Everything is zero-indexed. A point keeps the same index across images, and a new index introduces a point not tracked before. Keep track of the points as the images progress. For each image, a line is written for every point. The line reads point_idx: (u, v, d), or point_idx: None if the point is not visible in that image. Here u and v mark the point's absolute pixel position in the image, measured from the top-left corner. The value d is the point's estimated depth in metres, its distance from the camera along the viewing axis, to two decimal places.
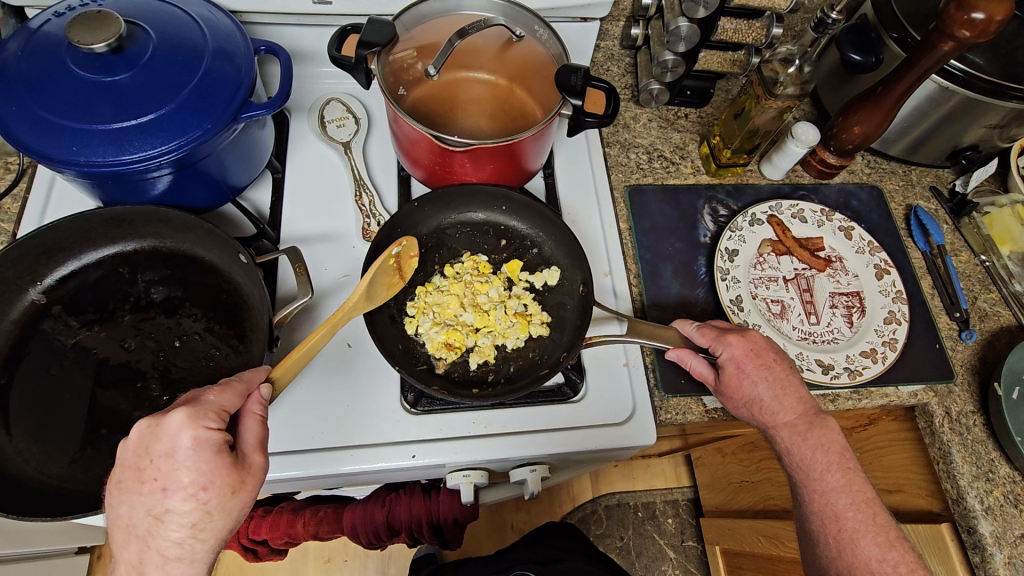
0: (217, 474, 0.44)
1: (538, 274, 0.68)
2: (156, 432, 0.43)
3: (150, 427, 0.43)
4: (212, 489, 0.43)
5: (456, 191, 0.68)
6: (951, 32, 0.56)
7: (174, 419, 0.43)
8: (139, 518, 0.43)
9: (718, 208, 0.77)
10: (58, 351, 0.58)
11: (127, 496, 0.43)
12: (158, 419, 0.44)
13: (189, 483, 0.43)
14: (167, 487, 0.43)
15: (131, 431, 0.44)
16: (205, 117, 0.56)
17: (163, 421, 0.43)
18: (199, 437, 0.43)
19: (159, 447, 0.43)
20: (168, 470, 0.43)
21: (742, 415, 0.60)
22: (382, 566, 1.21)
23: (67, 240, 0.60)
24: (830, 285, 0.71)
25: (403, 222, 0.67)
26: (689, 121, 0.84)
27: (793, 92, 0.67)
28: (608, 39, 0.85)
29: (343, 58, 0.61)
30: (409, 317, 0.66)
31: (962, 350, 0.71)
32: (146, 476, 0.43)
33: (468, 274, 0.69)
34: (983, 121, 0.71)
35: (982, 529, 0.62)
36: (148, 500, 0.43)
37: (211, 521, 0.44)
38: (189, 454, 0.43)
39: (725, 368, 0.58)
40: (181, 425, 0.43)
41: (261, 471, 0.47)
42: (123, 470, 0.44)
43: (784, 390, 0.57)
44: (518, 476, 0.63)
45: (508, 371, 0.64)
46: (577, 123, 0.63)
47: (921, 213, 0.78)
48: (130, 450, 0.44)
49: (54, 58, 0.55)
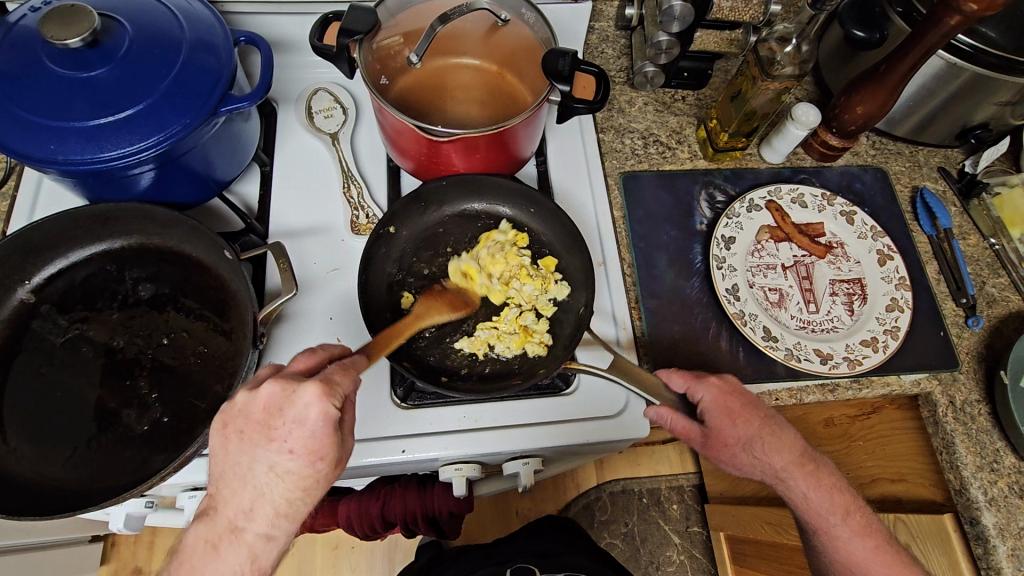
0: (333, 448, 0.43)
1: (554, 284, 0.67)
2: (290, 395, 0.42)
3: (283, 392, 0.42)
4: (325, 461, 0.43)
5: (485, 179, 0.68)
6: (957, 6, 0.54)
7: (309, 390, 0.42)
8: (259, 472, 0.43)
9: (715, 193, 0.75)
10: (48, 351, 0.58)
11: (249, 449, 0.43)
12: (293, 385, 0.43)
13: (310, 450, 0.43)
14: (291, 447, 0.42)
15: (262, 388, 0.43)
16: (184, 111, 0.55)
17: (298, 388, 0.42)
18: (328, 412, 0.42)
19: (291, 411, 0.42)
20: (297, 434, 0.42)
21: (737, 465, 0.56)
22: (387, 554, 1.22)
23: (53, 238, 0.60)
24: (830, 272, 0.69)
25: (426, 197, 0.68)
26: (686, 104, 0.81)
27: (790, 73, 0.65)
28: (602, 20, 0.83)
29: (324, 47, 0.60)
30: (406, 291, 0.66)
31: (969, 337, 0.69)
32: (273, 434, 0.42)
33: (525, 254, 0.68)
34: (994, 99, 0.67)
35: (986, 520, 0.60)
36: (270, 456, 0.42)
37: (317, 488, 0.44)
38: (317, 424, 0.42)
39: (694, 425, 0.56)
40: (314, 398, 0.42)
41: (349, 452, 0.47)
42: (247, 422, 0.43)
43: (778, 436, 0.54)
44: (510, 469, 0.62)
45: (484, 371, 0.63)
46: (566, 109, 0.61)
47: (927, 196, 0.75)
48: (259, 407, 0.43)
49: (30, 55, 0.54)
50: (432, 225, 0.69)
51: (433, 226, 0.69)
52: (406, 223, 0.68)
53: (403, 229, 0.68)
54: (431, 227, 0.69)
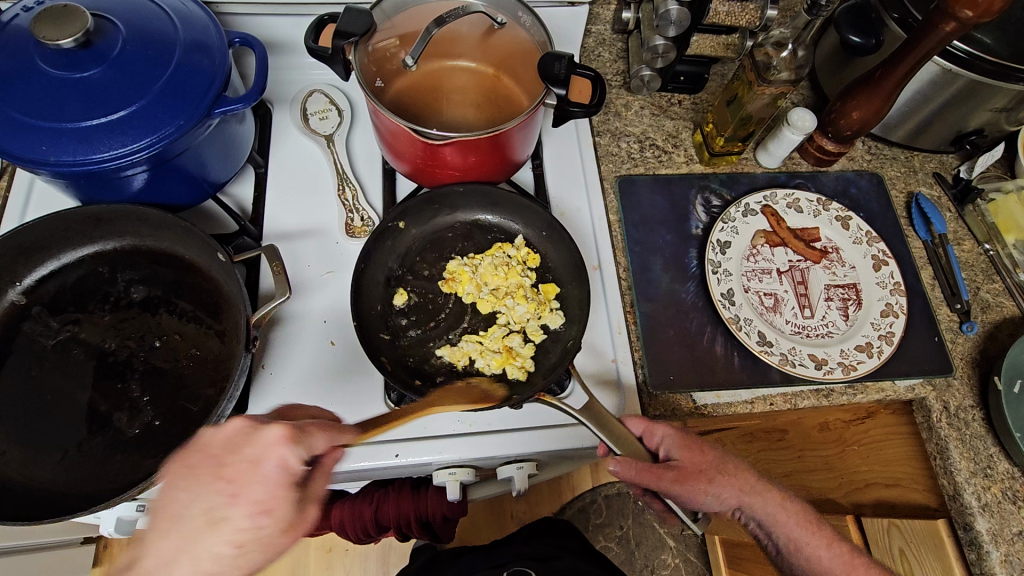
0: (286, 502, 0.38)
1: (551, 313, 0.66)
2: (252, 435, 0.39)
3: (247, 429, 0.39)
4: (273, 517, 0.38)
5: (505, 197, 0.68)
6: (952, 12, 0.54)
7: (275, 431, 0.40)
8: (188, 517, 0.36)
9: (711, 198, 0.75)
10: (38, 353, 0.58)
11: (190, 488, 0.37)
12: (261, 424, 0.40)
13: (259, 500, 0.37)
14: (239, 493, 0.37)
15: (228, 421, 0.40)
16: (178, 113, 0.55)
17: (264, 428, 0.40)
18: (288, 461, 0.39)
19: (249, 451, 0.38)
20: (249, 478, 0.38)
21: (708, 502, 0.55)
22: (382, 557, 1.22)
23: (44, 240, 0.59)
24: (825, 277, 0.69)
25: (441, 200, 0.69)
26: (682, 108, 0.81)
27: (786, 78, 0.65)
28: (600, 23, 0.83)
29: (320, 49, 0.60)
30: (400, 288, 0.66)
31: (963, 343, 0.69)
32: (223, 474, 0.38)
33: (530, 279, 0.67)
34: (988, 105, 0.68)
35: (979, 526, 0.60)
36: (212, 498, 0.37)
37: (255, 552, 0.37)
38: (275, 470, 0.38)
39: (669, 466, 0.54)
40: (279, 441, 0.39)
41: (305, 527, 0.41)
42: (198, 458, 0.38)
43: (731, 466, 0.57)
44: (504, 473, 0.62)
45: (460, 383, 0.62)
46: (562, 113, 0.61)
47: (922, 201, 0.76)
48: (217, 443, 0.39)
49: (22, 56, 0.54)
50: (440, 228, 0.70)
51: (443, 229, 0.70)
52: (417, 221, 0.69)
53: (412, 227, 0.69)
54: (440, 230, 0.70)
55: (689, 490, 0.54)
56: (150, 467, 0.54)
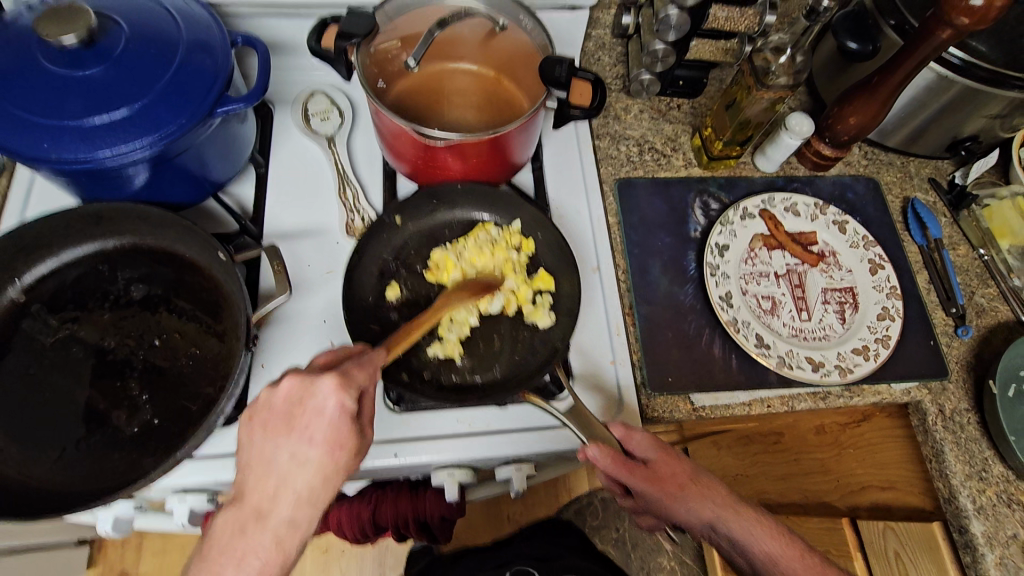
0: (352, 436, 0.46)
1: (538, 311, 0.64)
2: (309, 387, 0.45)
3: (302, 384, 0.45)
4: (345, 449, 0.45)
5: (505, 196, 0.68)
6: (948, 19, 0.55)
7: (326, 382, 0.45)
8: (280, 462, 0.44)
9: (710, 201, 0.75)
10: (37, 350, 0.58)
11: (272, 439, 0.45)
12: (312, 376, 0.45)
13: (329, 439, 0.45)
14: (312, 436, 0.44)
15: (281, 382, 0.45)
16: (180, 112, 0.55)
17: (317, 380, 0.45)
18: (345, 403, 0.45)
19: (310, 402, 0.44)
20: (316, 424, 0.44)
21: (683, 515, 0.55)
22: (378, 560, 1.22)
23: (45, 237, 0.59)
24: (822, 280, 0.70)
25: (440, 196, 0.69)
26: (681, 112, 0.82)
27: (785, 82, 0.65)
28: (600, 28, 0.82)
29: (324, 50, 0.61)
30: (393, 279, 0.66)
31: (958, 347, 0.70)
32: (294, 425, 0.44)
33: (518, 254, 0.67)
34: (983, 112, 0.69)
35: (974, 529, 0.61)
36: (291, 445, 0.44)
37: (337, 478, 0.46)
38: (335, 412, 0.44)
39: (642, 464, 0.55)
40: (332, 388, 0.44)
41: (369, 445, 0.48)
42: (269, 414, 0.45)
43: (707, 479, 0.57)
44: (503, 474, 0.62)
45: (445, 380, 0.62)
46: (563, 115, 0.64)
47: (918, 207, 0.76)
48: (280, 400, 0.45)
49: (25, 53, 0.54)
50: (439, 224, 0.69)
51: (440, 225, 0.69)
52: (413, 217, 0.68)
53: (410, 222, 0.68)
54: (438, 226, 0.69)
55: (658, 491, 0.54)
56: (148, 465, 0.54)
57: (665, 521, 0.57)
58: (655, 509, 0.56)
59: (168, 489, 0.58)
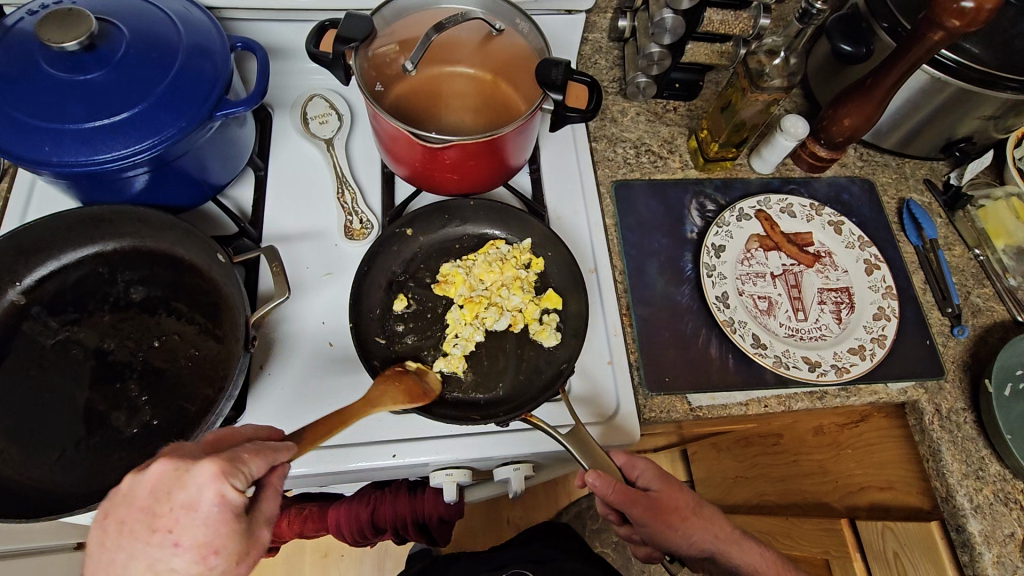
0: (232, 540, 0.36)
1: (543, 332, 0.65)
2: (182, 477, 0.36)
3: (175, 471, 0.36)
4: (221, 557, 0.36)
5: (513, 211, 0.70)
6: (939, 21, 0.56)
7: (205, 468, 0.36)
8: (132, 574, 0.35)
9: (706, 203, 0.76)
10: (37, 352, 0.58)
11: (128, 544, 0.36)
12: (188, 464, 0.37)
13: (201, 542, 0.35)
14: (178, 541, 0.35)
15: (151, 468, 0.37)
16: (179, 115, 0.56)
17: (193, 467, 0.36)
18: (224, 497, 0.36)
19: (181, 495, 0.36)
20: (185, 524, 0.35)
21: (681, 548, 0.56)
22: (378, 562, 1.22)
23: (45, 240, 0.60)
24: (818, 281, 0.70)
25: (452, 210, 0.71)
26: (677, 114, 0.82)
27: (779, 84, 0.66)
28: (596, 31, 0.83)
29: (321, 55, 0.61)
30: (401, 292, 0.67)
31: (954, 346, 0.70)
32: (159, 525, 0.36)
33: (526, 273, 0.69)
34: (976, 113, 0.69)
35: (971, 527, 0.60)
36: (149, 552, 0.35)
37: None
38: (212, 509, 0.36)
39: (646, 494, 0.55)
40: (209, 479, 0.36)
41: (263, 552, 0.39)
42: (131, 511, 0.36)
43: (706, 511, 0.58)
44: (500, 475, 0.62)
45: (447, 396, 0.62)
46: (559, 118, 0.62)
47: (913, 207, 0.77)
48: (145, 492, 0.36)
49: (27, 58, 0.55)
50: (449, 238, 0.71)
51: (451, 239, 0.71)
52: (425, 228, 0.70)
53: (420, 235, 0.70)
54: (448, 240, 0.71)
55: (663, 525, 0.55)
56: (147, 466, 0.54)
57: (660, 552, 0.57)
58: (653, 541, 0.56)
59: None
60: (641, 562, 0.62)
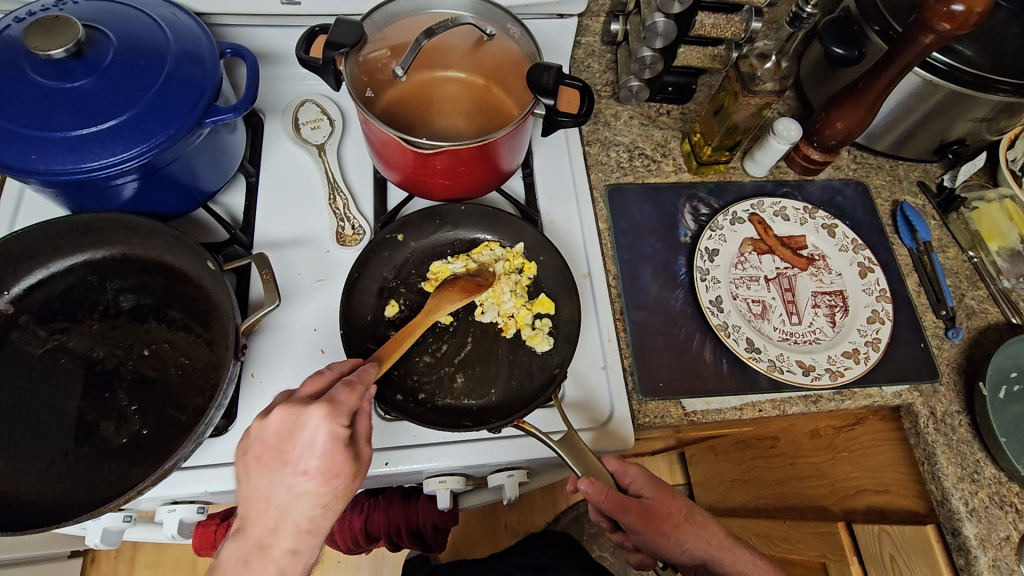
0: (349, 464, 0.45)
1: (535, 337, 0.64)
2: (298, 419, 0.44)
3: (292, 414, 0.44)
4: (343, 478, 0.44)
5: (505, 216, 0.69)
6: (930, 24, 0.55)
7: (316, 410, 0.44)
8: (277, 496, 0.43)
9: (699, 206, 0.75)
10: (25, 362, 0.57)
11: (266, 475, 0.43)
12: (301, 407, 0.44)
13: (325, 468, 0.43)
14: (306, 468, 0.43)
15: (271, 415, 0.44)
16: (168, 122, 0.55)
17: (306, 410, 0.44)
18: (336, 431, 0.44)
19: (303, 433, 0.43)
20: (309, 455, 0.43)
21: (671, 554, 0.57)
22: (375, 567, 1.21)
23: (34, 248, 0.59)
24: (812, 284, 0.70)
25: (443, 216, 0.70)
26: (670, 118, 0.82)
27: (771, 88, 0.66)
28: (589, 35, 0.84)
29: (310, 60, 0.60)
30: (392, 299, 0.67)
31: (949, 349, 0.70)
32: (287, 458, 0.43)
33: (519, 276, 0.68)
34: (968, 115, 0.69)
35: (967, 531, 0.60)
36: (285, 481, 0.43)
37: (338, 503, 0.45)
38: (329, 442, 0.43)
39: (638, 501, 0.55)
40: (323, 416, 0.44)
41: (368, 467, 0.47)
42: (261, 449, 0.44)
43: (699, 517, 0.59)
44: (494, 482, 0.62)
45: (440, 402, 0.61)
46: (551, 123, 0.62)
47: (907, 210, 0.77)
48: (271, 434, 0.44)
49: (13, 65, 0.54)
50: (442, 242, 0.71)
51: (442, 245, 0.71)
52: (415, 233, 0.70)
53: (411, 241, 0.70)
54: (440, 245, 0.71)
55: (653, 531, 0.55)
56: (136, 476, 0.53)
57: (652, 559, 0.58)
58: (645, 548, 0.56)
59: (157, 500, 0.58)
60: (633, 568, 0.62)
